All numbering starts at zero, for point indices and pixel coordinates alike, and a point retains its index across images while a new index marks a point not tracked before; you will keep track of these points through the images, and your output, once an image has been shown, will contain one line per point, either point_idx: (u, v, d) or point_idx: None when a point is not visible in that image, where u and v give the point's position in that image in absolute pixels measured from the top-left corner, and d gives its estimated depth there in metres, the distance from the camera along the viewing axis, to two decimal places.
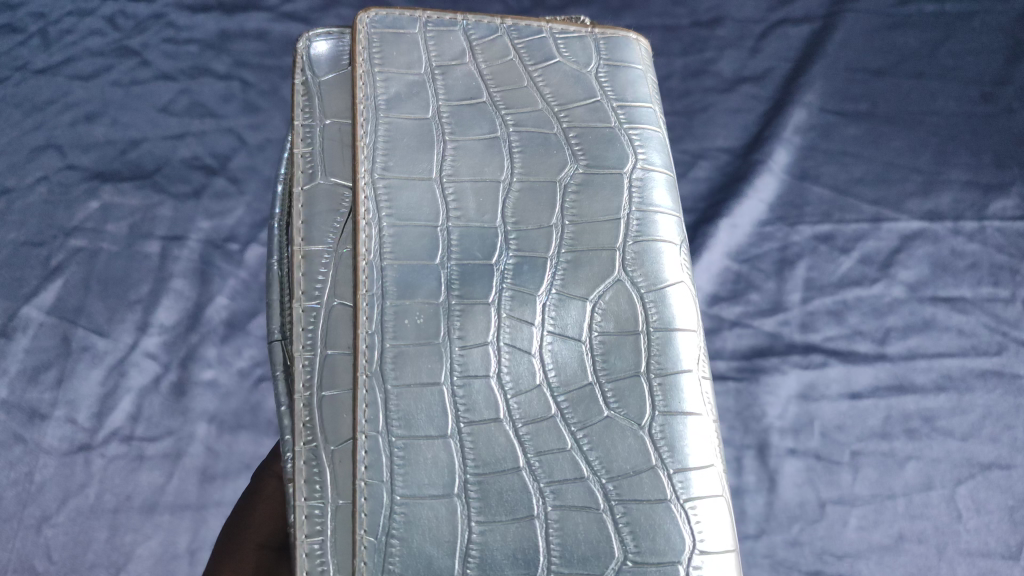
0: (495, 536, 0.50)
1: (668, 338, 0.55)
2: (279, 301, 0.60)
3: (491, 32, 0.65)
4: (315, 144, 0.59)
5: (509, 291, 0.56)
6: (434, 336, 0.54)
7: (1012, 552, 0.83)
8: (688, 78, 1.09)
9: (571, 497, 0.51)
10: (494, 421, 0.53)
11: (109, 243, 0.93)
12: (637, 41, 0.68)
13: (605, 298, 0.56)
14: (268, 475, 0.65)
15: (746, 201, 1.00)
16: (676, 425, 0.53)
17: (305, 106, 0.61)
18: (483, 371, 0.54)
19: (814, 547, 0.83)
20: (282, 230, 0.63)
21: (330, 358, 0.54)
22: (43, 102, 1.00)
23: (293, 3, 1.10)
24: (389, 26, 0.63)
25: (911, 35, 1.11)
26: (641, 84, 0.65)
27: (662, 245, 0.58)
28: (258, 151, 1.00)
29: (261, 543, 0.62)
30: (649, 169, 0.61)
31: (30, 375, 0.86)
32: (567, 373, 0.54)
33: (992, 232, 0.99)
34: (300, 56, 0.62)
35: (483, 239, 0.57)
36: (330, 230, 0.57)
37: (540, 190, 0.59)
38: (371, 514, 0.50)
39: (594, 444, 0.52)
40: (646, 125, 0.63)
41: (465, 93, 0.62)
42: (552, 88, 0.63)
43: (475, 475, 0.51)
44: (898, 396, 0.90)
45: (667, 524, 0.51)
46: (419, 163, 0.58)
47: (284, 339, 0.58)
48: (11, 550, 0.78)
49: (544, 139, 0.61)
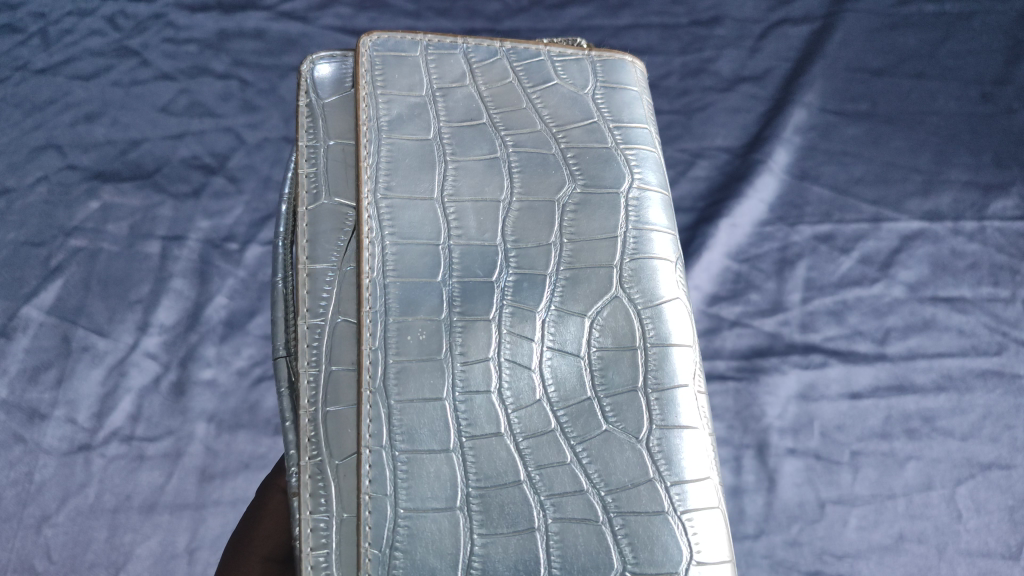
0: (497, 549, 0.50)
1: (665, 353, 0.55)
2: (284, 318, 0.59)
3: (491, 55, 0.65)
4: (320, 164, 0.59)
5: (509, 307, 0.56)
6: (436, 353, 0.54)
7: (1012, 552, 0.82)
8: (686, 78, 1.09)
9: (571, 509, 0.51)
10: (494, 435, 0.53)
11: (110, 243, 0.93)
12: (634, 64, 0.68)
13: (603, 314, 0.56)
14: (273, 488, 0.64)
15: (745, 202, 1.00)
16: (673, 438, 0.53)
17: (310, 127, 0.61)
18: (484, 387, 0.54)
19: (814, 547, 0.83)
20: (287, 247, 0.62)
21: (335, 374, 0.54)
22: (44, 102, 1.00)
23: (292, 3, 1.10)
24: (391, 49, 0.63)
25: (910, 34, 1.11)
26: (638, 105, 0.65)
27: (658, 262, 0.58)
28: (256, 150, 1.00)
29: (266, 556, 0.61)
30: (646, 188, 0.61)
31: (30, 374, 0.86)
32: (567, 388, 0.54)
33: (992, 232, 0.99)
34: (303, 79, 0.63)
35: (483, 257, 0.57)
36: (334, 248, 0.57)
37: (539, 209, 0.59)
38: (375, 527, 0.50)
39: (593, 457, 0.52)
40: (642, 146, 0.63)
41: (466, 115, 0.62)
42: (550, 109, 0.63)
43: (476, 488, 0.51)
44: (898, 396, 0.90)
45: (665, 535, 0.51)
46: (421, 183, 0.58)
47: (288, 356, 0.57)
48: (12, 550, 0.78)
49: (543, 159, 0.61)
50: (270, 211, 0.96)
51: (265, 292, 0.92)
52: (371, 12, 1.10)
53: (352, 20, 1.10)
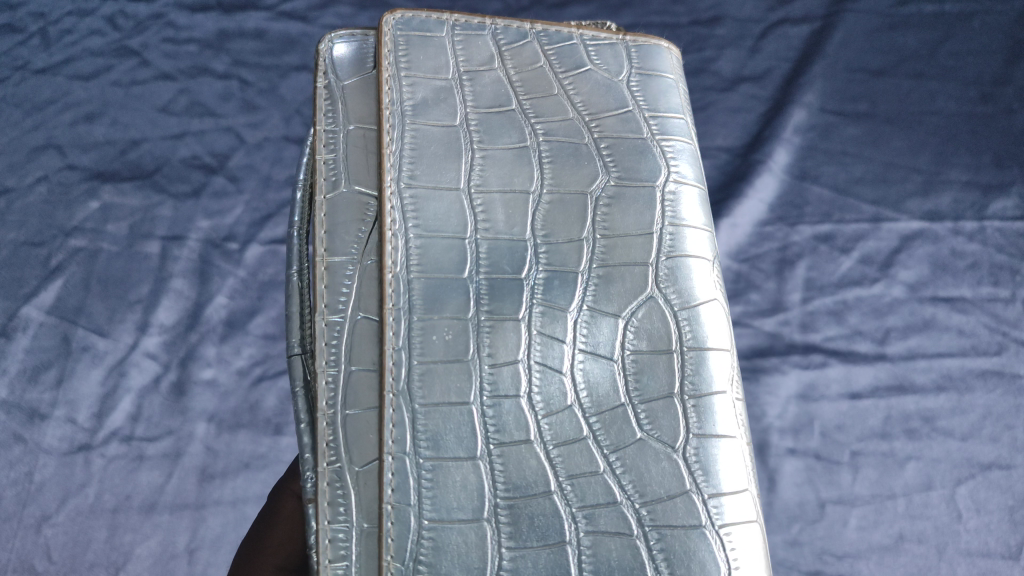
0: (527, 562, 0.50)
1: (701, 357, 0.55)
2: (299, 314, 0.58)
3: (521, 38, 0.65)
4: (339, 150, 0.59)
5: (539, 307, 0.55)
6: (463, 354, 0.54)
7: (1013, 552, 0.82)
8: (687, 77, 1.08)
9: (605, 522, 0.51)
10: (524, 442, 0.53)
11: (109, 243, 0.93)
12: (669, 51, 0.68)
13: (637, 316, 0.56)
14: (286, 493, 0.63)
15: (747, 200, 1.00)
16: (710, 448, 0.53)
17: (328, 110, 0.60)
18: (513, 391, 0.53)
19: (814, 547, 0.84)
20: (302, 240, 0.61)
21: (355, 374, 0.53)
22: (44, 102, 1.00)
23: (292, 3, 1.10)
24: (415, 28, 0.63)
25: (909, 35, 1.11)
26: (673, 94, 0.65)
27: (693, 261, 0.58)
28: (256, 150, 1.00)
29: (279, 565, 0.60)
30: (681, 182, 0.61)
31: (30, 374, 0.86)
32: (599, 393, 0.54)
33: (992, 232, 0.99)
34: (322, 58, 0.62)
35: (512, 253, 0.56)
36: (353, 240, 0.57)
37: (570, 203, 0.58)
38: (397, 539, 0.50)
39: (627, 467, 0.52)
40: (676, 137, 0.63)
41: (494, 100, 0.62)
42: (583, 97, 0.63)
43: (505, 499, 0.51)
44: (898, 396, 0.90)
45: (703, 551, 0.51)
46: (446, 173, 0.58)
47: (305, 354, 0.57)
48: (11, 550, 0.78)
49: (574, 149, 0.60)
50: (270, 211, 0.97)
51: (265, 293, 0.92)
52: (370, 11, 1.10)
53: (352, 19, 1.09)
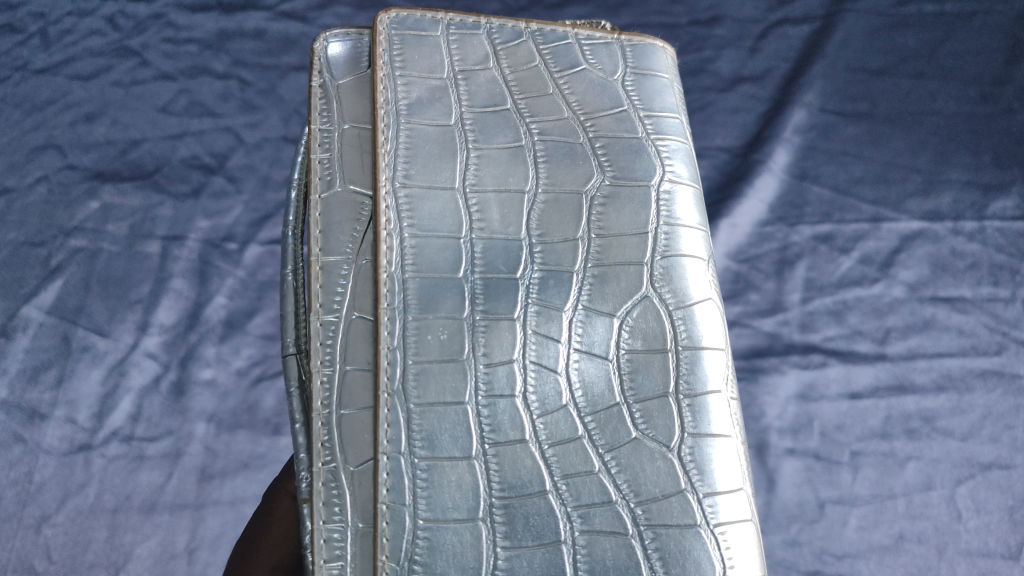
0: (522, 562, 0.50)
1: (696, 356, 0.55)
2: (294, 313, 0.58)
3: (516, 37, 0.65)
4: (334, 150, 0.59)
5: (535, 306, 0.55)
6: (458, 354, 0.54)
7: (1012, 552, 0.82)
8: (686, 77, 1.08)
9: (600, 522, 0.51)
10: (519, 442, 0.53)
11: (109, 243, 0.93)
12: (664, 50, 0.68)
13: (632, 315, 0.56)
14: (281, 494, 0.63)
15: (746, 200, 1.00)
16: (705, 447, 0.53)
17: (323, 109, 0.61)
18: (508, 391, 0.54)
19: (814, 547, 0.84)
20: (297, 240, 0.61)
21: (349, 374, 0.54)
22: (44, 102, 1.00)
23: (291, 3, 1.10)
24: (410, 27, 0.63)
25: (909, 34, 1.11)
26: (668, 93, 0.65)
27: (688, 261, 0.58)
28: (255, 150, 1.00)
29: (273, 566, 0.60)
30: (676, 182, 0.61)
31: (30, 374, 0.86)
32: (594, 393, 0.54)
33: (992, 232, 0.99)
34: (317, 57, 0.63)
35: (507, 252, 0.56)
36: (348, 239, 0.57)
37: (566, 203, 0.58)
38: (393, 540, 0.50)
39: (622, 467, 0.52)
40: (672, 136, 0.63)
41: (489, 100, 0.62)
42: (578, 96, 0.63)
43: (501, 499, 0.51)
44: (898, 396, 0.90)
45: (698, 551, 0.51)
46: (441, 172, 0.58)
47: (299, 354, 0.57)
48: (11, 550, 0.78)
49: (569, 148, 0.60)
50: (269, 211, 0.97)
51: (265, 293, 0.92)
52: (370, 11, 1.10)
53: (351, 19, 1.09)
